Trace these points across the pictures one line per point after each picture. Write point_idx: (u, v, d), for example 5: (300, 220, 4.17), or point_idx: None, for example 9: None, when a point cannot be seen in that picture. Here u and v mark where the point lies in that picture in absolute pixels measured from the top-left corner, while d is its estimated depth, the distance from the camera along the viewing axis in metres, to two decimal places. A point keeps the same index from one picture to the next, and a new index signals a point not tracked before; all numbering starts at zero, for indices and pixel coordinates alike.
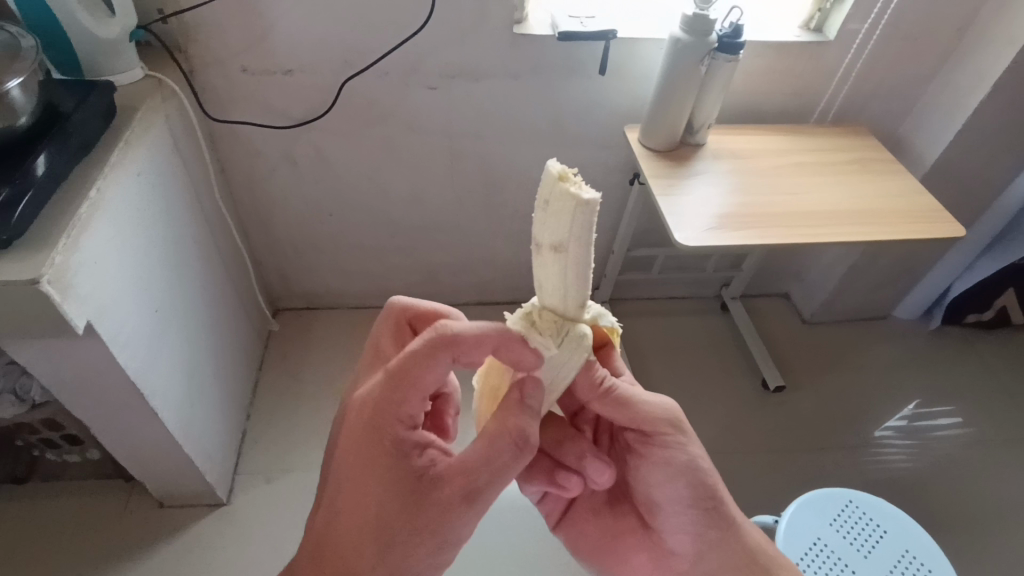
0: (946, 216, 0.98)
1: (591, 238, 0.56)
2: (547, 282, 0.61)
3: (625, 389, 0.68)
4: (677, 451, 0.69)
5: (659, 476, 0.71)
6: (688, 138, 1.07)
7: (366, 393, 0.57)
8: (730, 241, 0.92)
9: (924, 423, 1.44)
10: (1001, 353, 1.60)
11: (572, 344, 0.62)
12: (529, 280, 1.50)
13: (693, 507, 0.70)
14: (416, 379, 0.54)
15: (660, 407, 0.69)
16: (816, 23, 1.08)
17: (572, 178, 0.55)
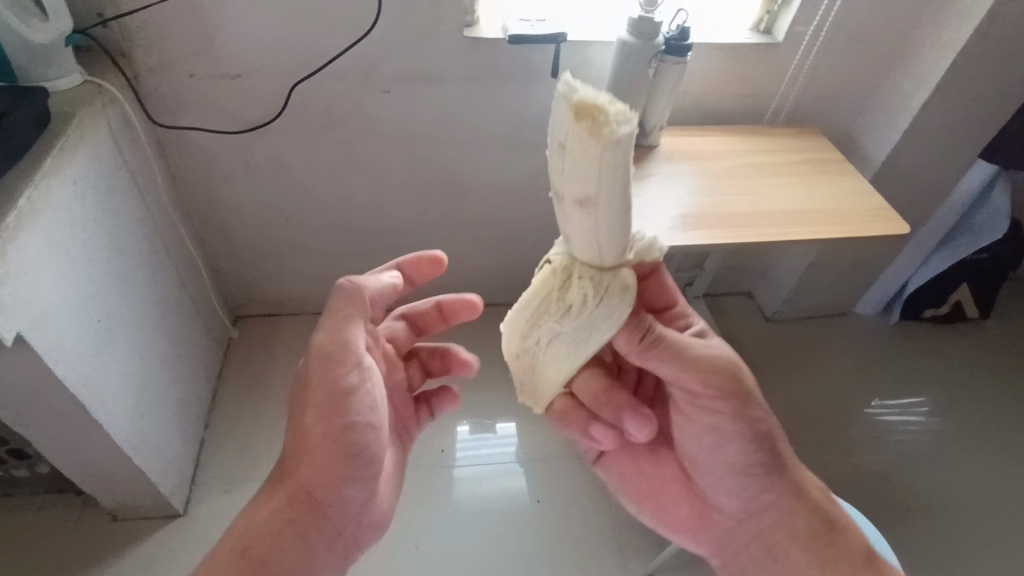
0: (891, 215, 1.01)
1: (619, 177, 0.55)
2: (579, 237, 0.62)
3: (680, 343, 0.69)
4: (737, 414, 0.70)
5: (711, 435, 0.72)
6: (642, 140, 1.08)
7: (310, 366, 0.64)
8: (682, 241, 0.93)
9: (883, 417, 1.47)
10: (958, 346, 1.64)
11: (615, 295, 0.65)
12: (494, 283, 1.49)
13: (748, 471, 0.72)
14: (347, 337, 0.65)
15: (717, 361, 0.70)
16: (765, 25, 1.10)
17: (594, 107, 0.53)
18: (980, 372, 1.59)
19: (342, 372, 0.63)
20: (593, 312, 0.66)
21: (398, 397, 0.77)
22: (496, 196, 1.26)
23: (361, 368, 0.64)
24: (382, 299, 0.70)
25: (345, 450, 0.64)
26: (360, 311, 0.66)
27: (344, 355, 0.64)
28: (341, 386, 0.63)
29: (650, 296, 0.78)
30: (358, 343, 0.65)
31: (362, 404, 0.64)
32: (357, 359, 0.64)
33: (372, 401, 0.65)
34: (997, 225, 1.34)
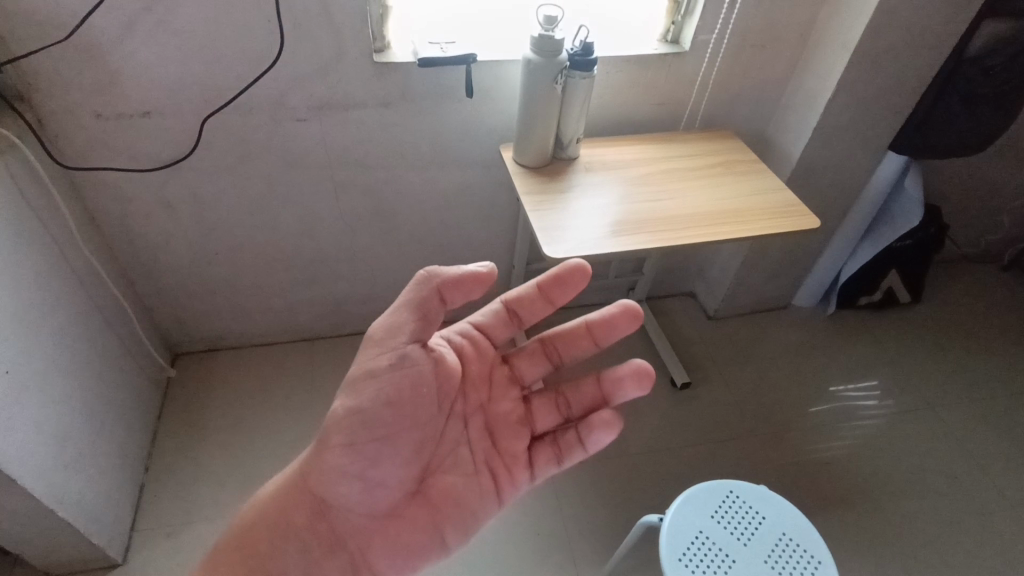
0: (801, 209, 1.05)
1: None
2: None
3: None
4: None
5: None
6: (560, 154, 1.10)
7: (363, 389, 0.65)
8: (601, 250, 0.95)
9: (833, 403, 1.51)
10: (895, 330, 1.69)
11: None
12: None
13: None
14: (398, 364, 0.66)
15: None
16: (671, 35, 1.14)
17: None
18: (917, 353, 1.64)
19: (375, 352, 0.66)
20: None
21: (504, 428, 0.75)
22: (427, 214, 1.27)
23: (394, 354, 0.66)
24: (459, 297, 0.66)
25: (345, 436, 0.65)
26: (418, 298, 0.66)
27: (386, 337, 0.66)
28: (366, 365, 0.66)
29: None
30: (408, 323, 0.66)
31: (375, 390, 0.65)
32: (393, 341, 0.66)
33: (390, 389, 0.65)
34: (914, 211, 1.42)
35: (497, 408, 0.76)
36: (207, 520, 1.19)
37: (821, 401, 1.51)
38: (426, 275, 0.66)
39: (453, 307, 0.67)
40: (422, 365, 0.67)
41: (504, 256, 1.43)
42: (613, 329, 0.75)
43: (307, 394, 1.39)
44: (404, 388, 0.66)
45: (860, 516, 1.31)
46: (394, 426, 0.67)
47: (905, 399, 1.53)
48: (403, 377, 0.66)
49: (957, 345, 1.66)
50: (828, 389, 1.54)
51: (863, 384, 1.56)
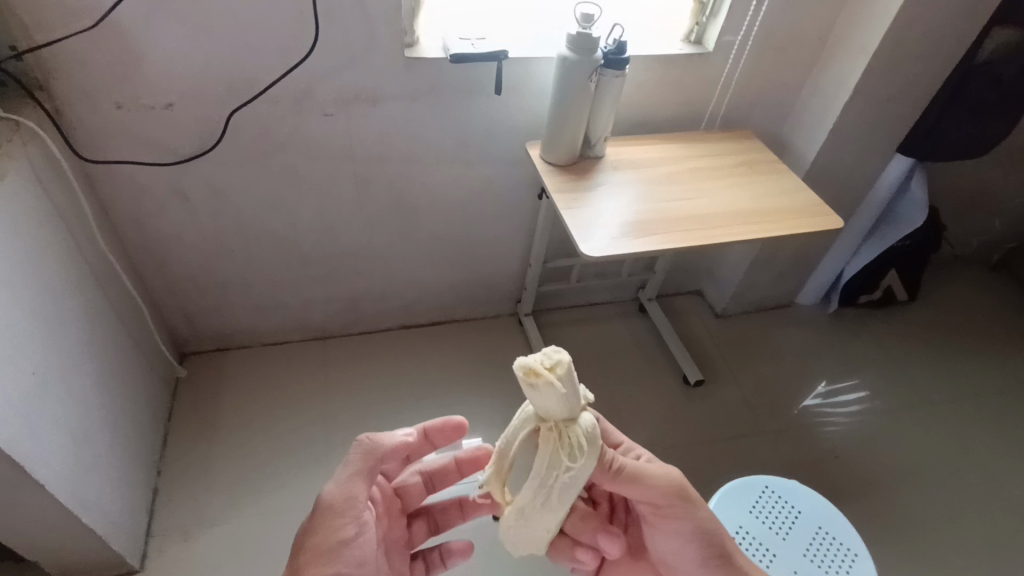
0: (825, 209, 1.07)
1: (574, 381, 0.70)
2: (547, 404, 0.70)
3: (630, 463, 0.75)
4: (689, 518, 0.75)
5: (667, 541, 0.79)
6: (587, 152, 1.10)
7: (336, 558, 0.67)
8: (632, 249, 0.96)
9: (822, 400, 1.53)
10: (893, 327, 1.74)
11: (589, 438, 0.72)
12: (453, 299, 1.49)
13: (709, 564, 0.77)
14: (361, 530, 0.69)
15: (666, 477, 0.75)
16: (695, 36, 1.14)
17: (542, 374, 0.67)
18: (915, 350, 1.69)
19: (339, 523, 0.68)
20: (582, 461, 0.71)
21: (397, 555, 0.81)
22: (447, 211, 1.26)
23: (358, 518, 0.69)
24: (390, 462, 0.74)
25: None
26: (368, 467, 0.71)
27: (347, 505, 0.69)
28: (337, 536, 0.68)
29: (641, 485, 0.74)
30: (362, 489, 0.70)
31: (350, 558, 0.68)
32: (355, 509, 0.69)
33: (362, 549, 0.69)
34: (916, 211, 1.46)
35: (391, 539, 0.80)
36: (224, 522, 1.16)
37: (822, 398, 1.54)
38: (369, 445, 0.72)
39: (386, 466, 0.74)
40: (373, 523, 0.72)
41: (520, 253, 1.42)
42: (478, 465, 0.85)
43: (322, 392, 1.37)
44: (369, 550, 0.70)
45: (870, 507, 1.35)
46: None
47: (907, 396, 1.58)
48: (367, 542, 0.70)
49: (951, 343, 1.71)
50: (832, 387, 1.57)
51: (864, 379, 1.60)
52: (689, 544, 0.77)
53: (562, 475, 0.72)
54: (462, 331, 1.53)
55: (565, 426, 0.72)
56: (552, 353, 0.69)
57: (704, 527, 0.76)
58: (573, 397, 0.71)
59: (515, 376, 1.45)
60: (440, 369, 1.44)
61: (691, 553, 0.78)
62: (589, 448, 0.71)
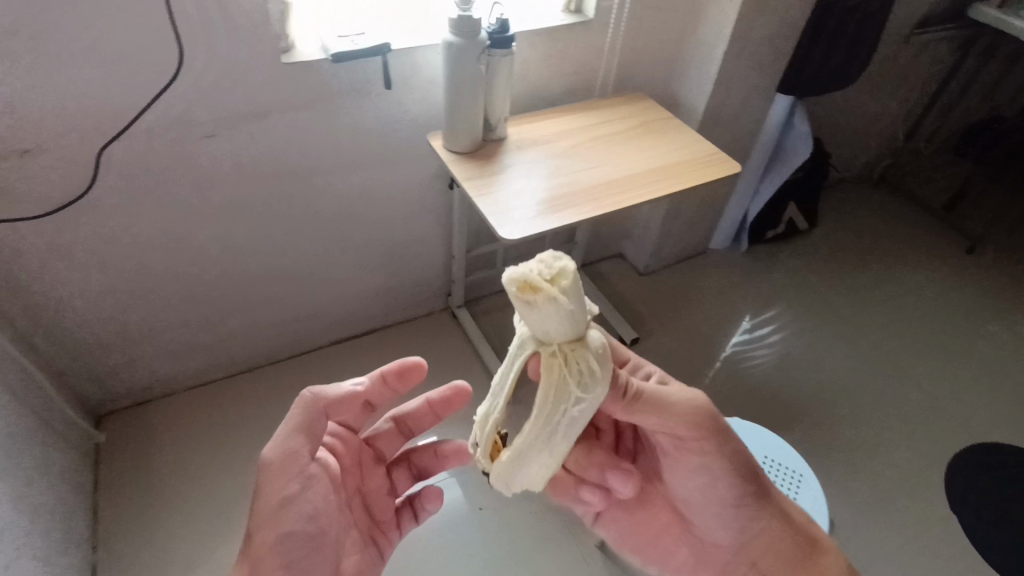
0: (721, 156, 1.12)
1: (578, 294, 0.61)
2: (549, 323, 0.61)
3: (655, 391, 0.69)
4: (718, 451, 0.72)
5: (690, 478, 0.77)
6: (489, 135, 1.10)
7: (281, 525, 0.58)
8: (550, 225, 0.96)
9: (751, 333, 1.63)
10: (798, 256, 1.86)
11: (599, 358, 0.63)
12: (381, 305, 1.45)
13: (737, 501, 0.76)
14: (308, 490, 0.60)
15: (692, 403, 0.70)
16: (574, 5, 1.16)
17: (542, 285, 0.58)
18: (820, 273, 1.82)
19: (279, 484, 0.58)
20: (593, 386, 0.63)
21: (378, 504, 0.74)
22: (358, 217, 1.22)
23: (303, 477, 0.59)
24: (341, 412, 0.64)
25: (283, 561, 0.58)
26: (310, 419, 0.60)
27: (290, 465, 0.59)
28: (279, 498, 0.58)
29: (665, 410, 0.69)
30: (305, 445, 0.60)
31: (299, 518, 0.59)
32: (299, 467, 0.59)
33: (314, 508, 0.60)
34: (802, 145, 1.55)
35: (369, 488, 0.73)
36: None
37: (748, 333, 1.63)
38: (311, 397, 0.61)
39: (339, 416, 0.64)
40: (328, 480, 0.63)
41: (441, 247, 1.40)
42: (448, 407, 0.74)
43: (261, 426, 1.31)
44: (324, 508, 0.61)
45: (809, 422, 1.45)
46: (323, 541, 0.61)
47: (821, 317, 1.70)
48: (319, 500, 0.61)
49: (850, 261, 1.86)
50: (755, 321, 1.67)
51: (782, 309, 1.71)
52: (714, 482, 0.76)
53: (570, 406, 0.63)
54: (396, 335, 1.50)
55: (572, 348, 0.63)
56: (554, 261, 0.60)
57: (734, 465, 0.74)
58: (581, 313, 0.62)
59: (458, 370, 1.44)
60: None
61: (716, 492, 0.76)
62: (601, 373, 0.63)
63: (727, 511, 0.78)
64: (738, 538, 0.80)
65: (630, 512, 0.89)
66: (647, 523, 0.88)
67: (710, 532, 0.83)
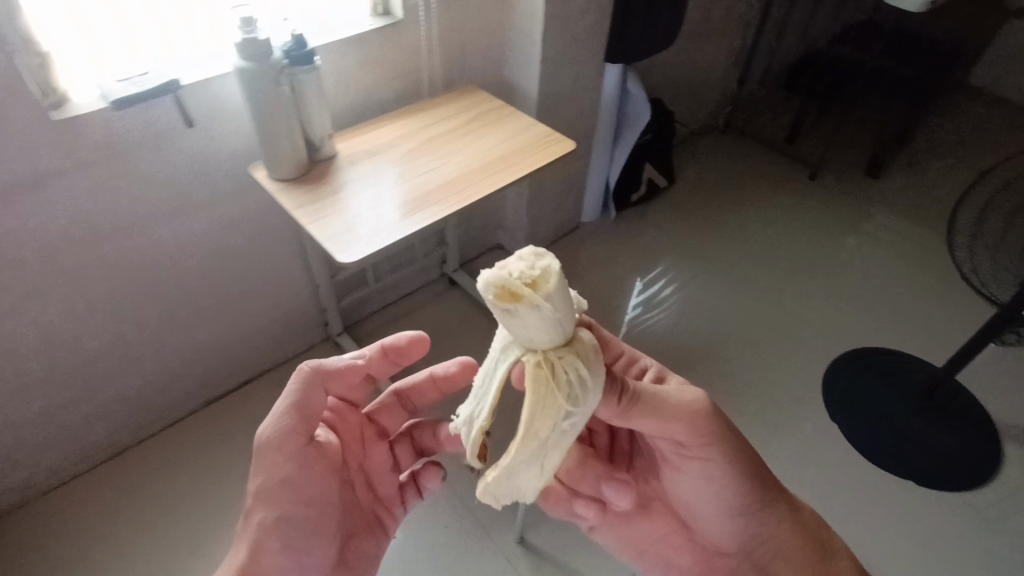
0: (556, 137, 1.12)
1: (563, 300, 0.60)
2: (532, 330, 0.60)
3: (656, 394, 0.70)
4: (716, 457, 0.73)
5: (687, 483, 0.79)
6: (317, 156, 1.04)
7: (283, 499, 0.64)
8: (392, 238, 0.93)
9: (656, 289, 1.71)
10: (664, 213, 1.95)
11: (587, 363, 0.63)
12: (252, 351, 1.36)
13: (739, 509, 0.77)
14: (306, 464, 0.66)
15: (692, 406, 0.71)
16: (381, 7, 1.12)
17: (524, 290, 0.58)
18: (686, 225, 1.91)
19: (274, 462, 0.64)
20: (582, 395, 0.62)
21: (378, 476, 0.79)
22: (197, 268, 1.13)
23: (298, 459, 0.65)
24: (339, 385, 0.70)
25: (282, 541, 0.64)
26: (305, 398, 0.65)
27: (284, 443, 0.65)
28: (278, 475, 0.64)
29: (662, 417, 0.69)
30: (300, 427, 0.65)
31: (297, 492, 0.65)
32: (293, 445, 0.65)
33: (309, 481, 0.66)
34: (641, 109, 1.61)
35: (370, 461, 0.78)
36: None
37: (642, 293, 1.69)
38: (312, 369, 0.67)
39: (339, 391, 0.70)
40: (327, 453, 0.69)
41: (303, 278, 1.33)
42: (450, 381, 0.80)
43: (142, 511, 1.20)
44: (320, 480, 0.67)
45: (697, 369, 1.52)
46: (322, 510, 0.67)
47: (692, 266, 1.79)
48: (317, 473, 0.67)
49: (712, 209, 1.97)
50: (647, 281, 1.73)
51: (655, 266, 1.78)
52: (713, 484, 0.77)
53: (559, 419, 0.62)
54: (278, 378, 1.41)
55: (558, 355, 0.62)
56: (536, 267, 0.59)
57: (734, 465, 0.74)
58: (567, 319, 0.61)
59: None
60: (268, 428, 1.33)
61: (716, 498, 0.78)
62: (590, 382, 0.62)
63: (733, 516, 0.78)
64: (745, 542, 0.80)
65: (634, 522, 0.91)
66: (649, 533, 0.90)
67: (713, 538, 0.85)
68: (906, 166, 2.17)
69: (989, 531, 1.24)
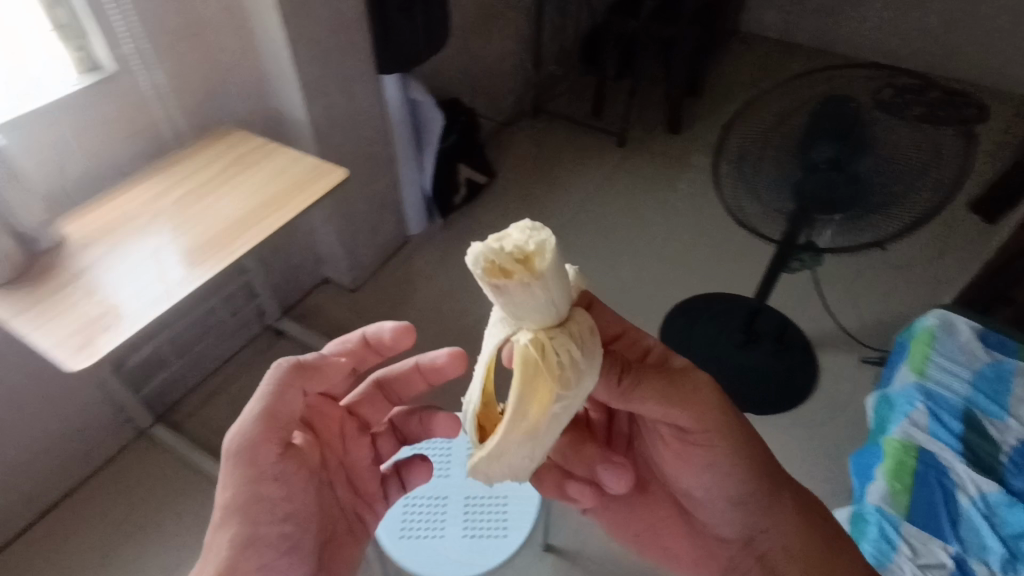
0: (326, 168, 1.05)
1: (558, 272, 0.53)
2: (519, 307, 0.53)
3: (658, 376, 0.65)
4: (718, 448, 0.69)
5: (688, 473, 0.74)
6: (36, 249, 0.88)
7: (256, 514, 0.56)
8: (136, 326, 0.80)
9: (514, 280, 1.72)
10: (489, 208, 1.94)
11: (585, 343, 0.56)
12: (42, 471, 1.19)
13: (742, 502, 0.73)
14: (282, 471, 0.58)
15: (698, 390, 0.67)
16: (87, 63, 1.01)
17: (508, 259, 0.51)
18: (513, 215, 1.92)
19: (248, 472, 0.56)
20: (578, 375, 0.55)
21: (361, 477, 0.69)
22: None
23: (272, 468, 0.57)
24: (317, 384, 0.62)
25: (256, 562, 0.55)
26: (279, 400, 0.58)
27: (259, 449, 0.56)
28: (252, 486, 0.56)
29: (661, 399, 0.64)
30: (268, 434, 0.57)
31: (270, 503, 0.57)
32: (268, 452, 0.57)
33: (286, 491, 0.58)
34: (433, 112, 1.57)
35: (351, 461, 0.68)
36: None
37: None
38: (286, 365, 0.60)
39: (318, 387, 0.62)
40: (303, 456, 0.61)
41: (81, 378, 1.17)
42: (440, 373, 0.69)
43: None
44: (297, 487, 0.59)
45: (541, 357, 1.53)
46: (301, 519, 0.59)
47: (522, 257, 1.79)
48: (295, 477, 0.59)
49: (535, 193, 2.00)
50: None
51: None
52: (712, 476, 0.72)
53: (551, 405, 0.55)
54: (86, 493, 1.26)
55: (552, 332, 0.55)
56: (531, 236, 0.52)
57: (738, 453, 0.70)
58: (560, 298, 0.54)
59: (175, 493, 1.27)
60: (81, 555, 1.20)
61: (719, 491, 0.73)
62: (586, 364, 0.56)
63: (731, 509, 0.74)
64: (744, 530, 0.76)
65: (629, 513, 0.84)
66: (644, 523, 0.84)
67: (710, 527, 0.80)
68: (706, 116, 2.31)
69: (816, 437, 1.36)
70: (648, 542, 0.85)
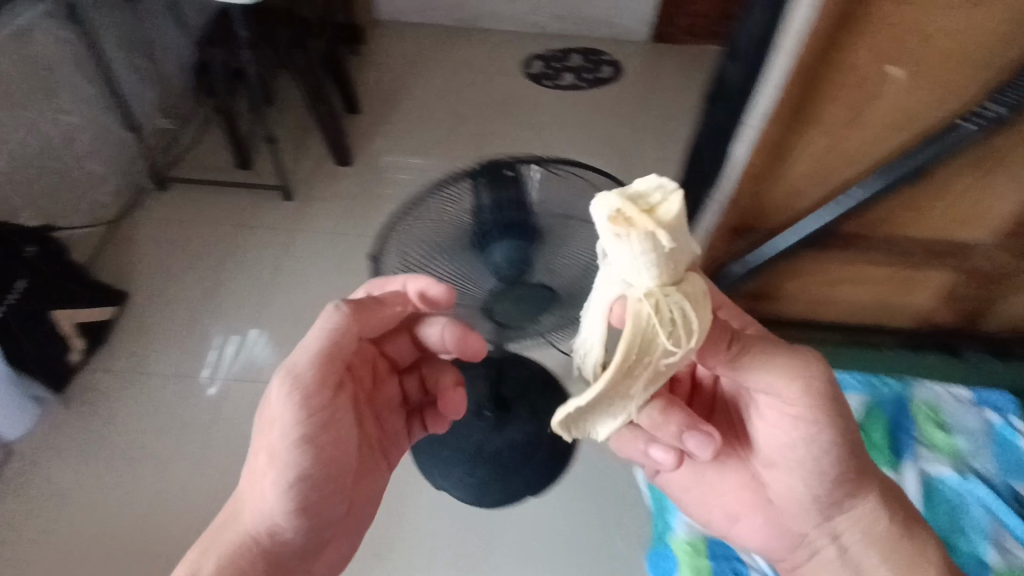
0: None
1: (684, 235, 0.47)
2: (638, 267, 0.47)
3: (754, 346, 0.57)
4: (826, 420, 0.60)
5: (773, 429, 0.63)
6: None
7: (306, 456, 0.58)
8: None
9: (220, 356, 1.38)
10: (136, 346, 1.40)
11: (694, 310, 0.49)
12: None
13: (832, 477, 0.64)
14: (326, 422, 0.60)
15: (807, 370, 0.58)
16: None
17: (630, 216, 0.46)
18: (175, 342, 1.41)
19: (298, 422, 0.58)
20: (682, 346, 0.49)
21: (388, 412, 0.73)
22: None
23: (320, 416, 0.59)
24: (370, 327, 0.65)
25: (300, 503, 0.60)
26: (335, 352, 0.60)
27: (309, 396, 0.58)
28: (296, 438, 0.58)
29: (756, 361, 0.57)
30: (323, 384, 0.59)
31: (322, 444, 0.60)
32: (315, 407, 0.59)
33: (332, 437, 0.61)
34: None
35: (379, 397, 0.72)
36: None
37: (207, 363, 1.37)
38: (340, 306, 0.62)
39: (371, 328, 0.65)
40: (347, 400, 0.63)
41: None
42: (459, 335, 0.67)
43: None
44: (346, 422, 0.62)
45: None
46: (344, 455, 0.62)
47: (190, 403, 1.31)
48: (344, 415, 0.62)
49: (199, 296, 1.50)
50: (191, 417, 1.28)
51: (146, 445, 1.25)
52: (790, 437, 0.63)
53: (656, 359, 0.50)
54: None
55: (666, 295, 0.48)
56: (660, 188, 0.47)
57: (836, 434, 0.62)
58: (685, 247, 0.48)
59: None
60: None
61: (816, 464, 0.63)
62: (694, 328, 0.49)
63: (825, 487, 0.65)
64: (821, 510, 0.67)
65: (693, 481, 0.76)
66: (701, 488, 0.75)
67: (774, 493, 0.70)
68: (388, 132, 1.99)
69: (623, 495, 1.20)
70: (717, 506, 0.75)
